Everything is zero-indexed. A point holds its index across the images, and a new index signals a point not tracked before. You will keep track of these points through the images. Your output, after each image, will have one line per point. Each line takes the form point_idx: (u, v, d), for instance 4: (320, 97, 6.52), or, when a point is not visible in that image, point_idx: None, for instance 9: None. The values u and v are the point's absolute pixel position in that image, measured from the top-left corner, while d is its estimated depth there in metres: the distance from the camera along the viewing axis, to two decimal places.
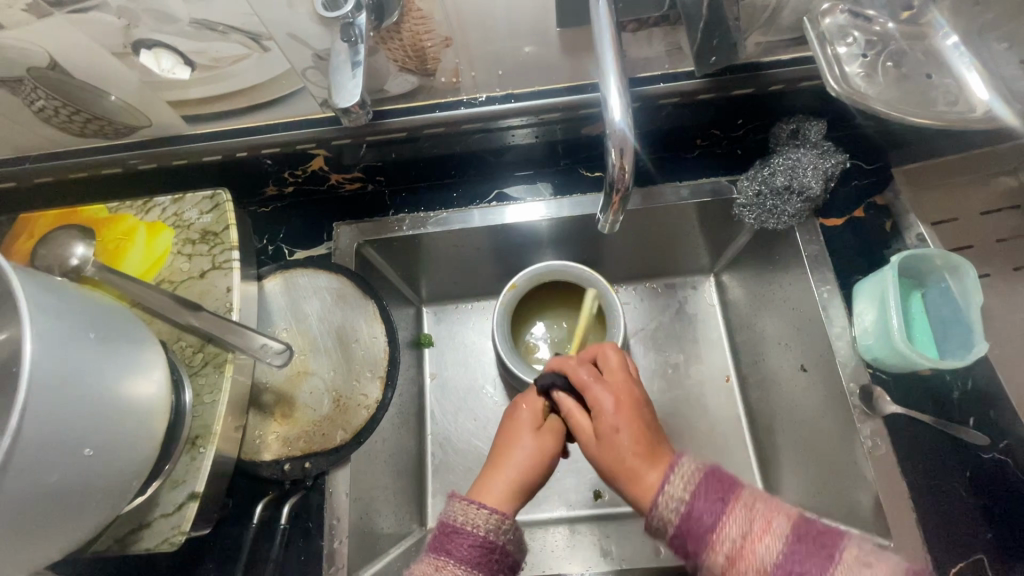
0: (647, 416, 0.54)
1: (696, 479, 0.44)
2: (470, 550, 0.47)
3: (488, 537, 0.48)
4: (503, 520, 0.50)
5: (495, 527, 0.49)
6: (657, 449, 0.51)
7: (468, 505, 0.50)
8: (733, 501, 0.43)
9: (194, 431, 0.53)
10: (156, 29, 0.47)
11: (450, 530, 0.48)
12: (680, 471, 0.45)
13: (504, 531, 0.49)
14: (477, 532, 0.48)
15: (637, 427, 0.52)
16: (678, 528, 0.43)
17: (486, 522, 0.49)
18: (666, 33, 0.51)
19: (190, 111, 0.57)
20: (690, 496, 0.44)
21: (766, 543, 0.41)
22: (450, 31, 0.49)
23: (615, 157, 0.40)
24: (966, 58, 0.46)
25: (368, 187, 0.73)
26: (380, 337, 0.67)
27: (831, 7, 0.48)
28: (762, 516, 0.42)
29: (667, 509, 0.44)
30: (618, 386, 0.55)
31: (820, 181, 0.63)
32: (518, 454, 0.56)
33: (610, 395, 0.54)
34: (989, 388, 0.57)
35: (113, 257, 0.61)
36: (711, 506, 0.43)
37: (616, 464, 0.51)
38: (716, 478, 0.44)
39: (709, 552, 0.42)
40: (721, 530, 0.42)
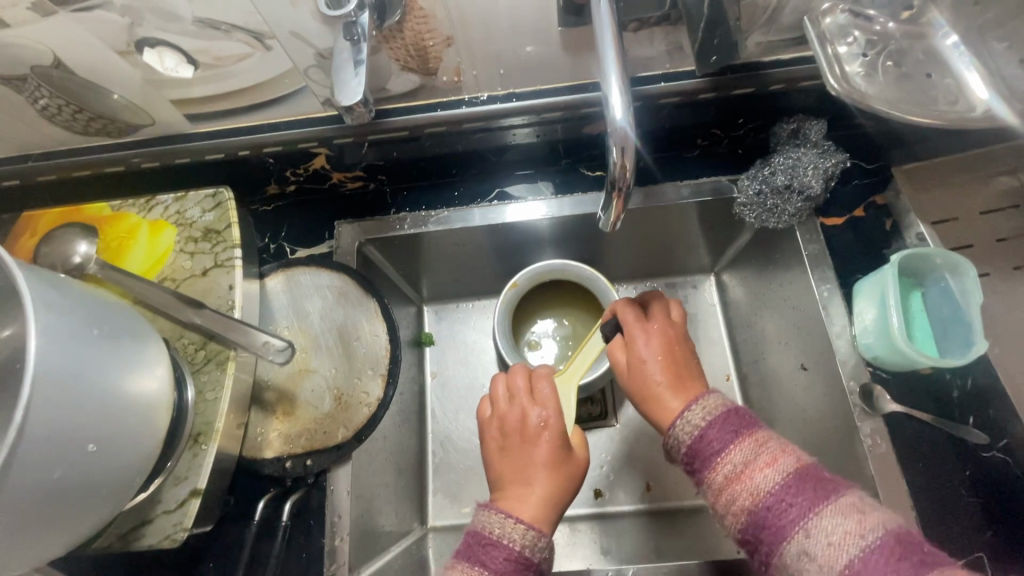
0: (686, 357, 0.55)
1: (717, 411, 0.46)
2: (504, 563, 0.45)
3: (524, 552, 0.46)
4: (539, 537, 0.48)
5: (531, 544, 0.47)
6: (688, 382, 0.53)
7: (505, 518, 0.48)
8: (746, 435, 0.44)
9: (197, 428, 0.53)
10: (160, 28, 0.47)
11: (484, 542, 0.47)
12: (705, 402, 0.47)
13: (539, 549, 0.48)
14: (512, 546, 0.46)
15: (669, 361, 0.54)
16: (690, 448, 0.46)
17: (521, 537, 0.47)
18: (667, 33, 0.52)
19: (193, 109, 0.57)
20: (708, 422, 0.46)
21: (766, 475, 0.41)
22: (452, 30, 0.50)
23: (616, 155, 0.40)
24: (966, 58, 0.46)
25: (370, 186, 0.73)
26: (382, 335, 0.67)
27: (832, 7, 0.48)
28: (770, 453, 0.42)
29: (683, 431, 0.47)
30: (658, 328, 0.56)
31: (820, 181, 0.63)
32: (549, 485, 0.52)
33: (654, 330, 0.56)
34: (988, 388, 0.57)
35: (116, 255, 0.61)
36: (725, 433, 0.44)
37: (648, 388, 0.53)
38: (737, 415, 0.45)
39: (710, 470, 0.44)
40: (724, 453, 0.43)
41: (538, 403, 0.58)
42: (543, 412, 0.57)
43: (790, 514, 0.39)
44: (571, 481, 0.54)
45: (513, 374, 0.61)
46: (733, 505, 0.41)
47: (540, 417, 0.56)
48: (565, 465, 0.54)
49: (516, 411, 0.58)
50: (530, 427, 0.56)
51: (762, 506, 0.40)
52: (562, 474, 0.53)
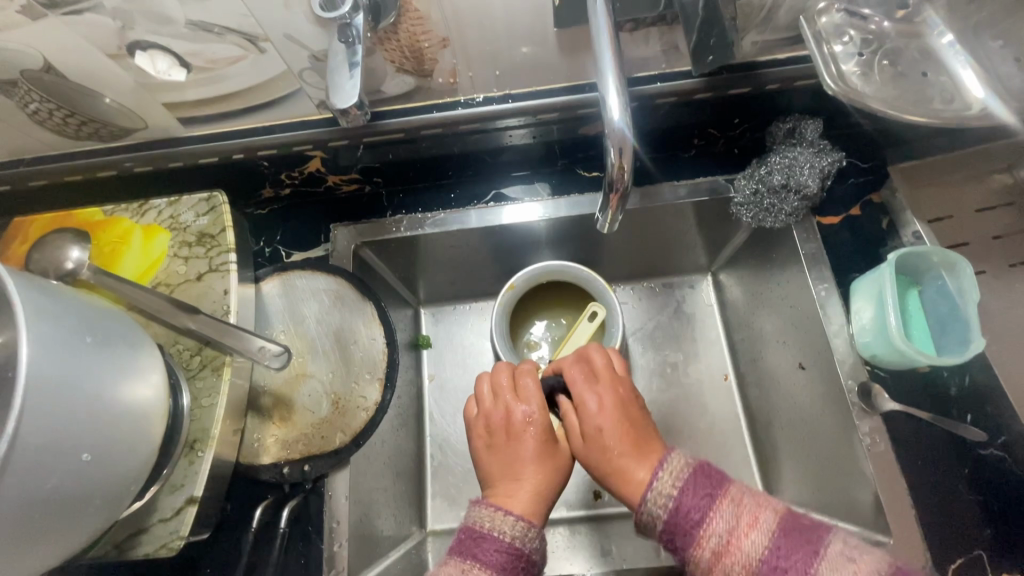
0: (642, 427, 0.53)
1: (685, 474, 0.45)
2: (498, 555, 0.45)
3: (515, 544, 0.46)
4: (529, 528, 0.48)
5: (522, 535, 0.47)
6: (647, 449, 0.51)
7: (494, 511, 0.48)
8: (722, 497, 0.43)
9: (193, 435, 0.53)
10: (152, 31, 0.47)
11: (476, 536, 0.47)
12: (670, 466, 0.46)
13: (530, 539, 0.48)
14: (504, 539, 0.46)
15: (622, 434, 0.52)
16: (667, 523, 0.44)
17: (512, 528, 0.47)
18: (663, 33, 0.52)
19: (186, 112, 0.56)
20: (678, 492, 0.44)
21: (752, 540, 0.41)
22: (447, 31, 0.49)
23: (614, 156, 0.40)
24: (961, 56, 0.46)
25: (365, 188, 0.73)
26: (378, 338, 0.66)
27: (827, 7, 0.48)
28: (750, 512, 0.42)
29: (656, 505, 0.45)
30: (604, 391, 0.55)
31: (817, 179, 0.63)
32: (536, 480, 0.52)
33: (600, 412, 0.53)
34: (986, 385, 0.57)
35: (109, 261, 0.61)
36: (700, 501, 0.43)
37: (609, 470, 0.51)
38: (705, 474, 0.45)
39: (695, 550, 0.42)
40: (706, 522, 0.42)
41: (521, 397, 0.57)
42: (528, 408, 0.56)
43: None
44: (558, 474, 0.54)
45: (496, 372, 0.60)
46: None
47: (524, 413, 0.56)
48: (552, 459, 0.54)
49: (500, 409, 0.57)
50: (515, 423, 0.56)
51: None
52: (549, 468, 0.53)
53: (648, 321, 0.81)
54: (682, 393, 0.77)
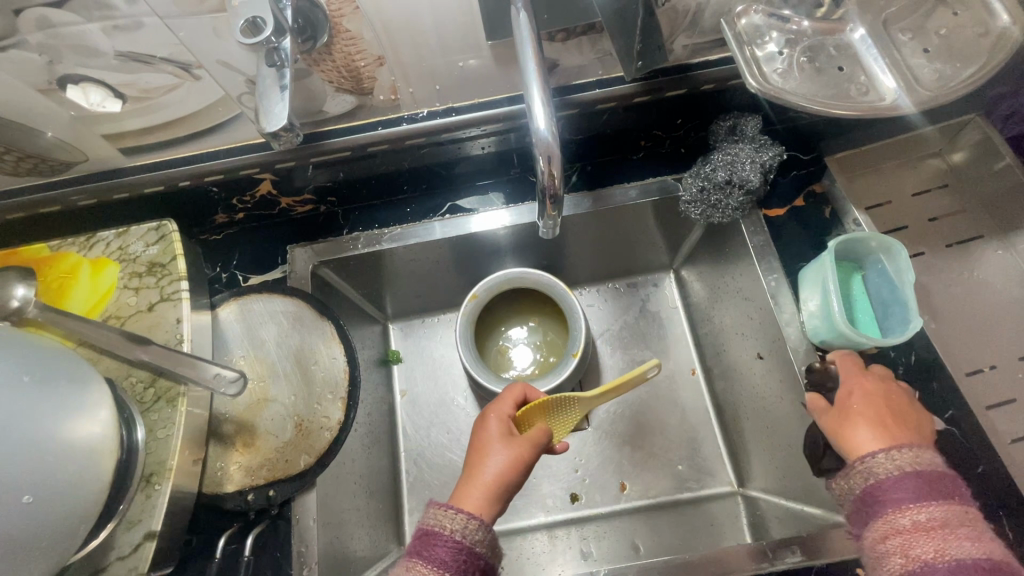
0: (897, 418, 0.51)
1: (923, 467, 0.44)
2: (443, 551, 0.45)
3: (457, 537, 0.46)
4: (471, 520, 0.47)
5: (462, 527, 0.46)
6: (898, 431, 0.50)
7: (440, 509, 0.48)
8: (944, 503, 0.42)
9: (149, 468, 0.52)
10: (83, 64, 0.47)
11: (424, 534, 0.47)
12: (913, 451, 0.46)
13: (473, 533, 0.47)
14: (448, 533, 0.46)
15: (877, 423, 0.50)
16: (878, 483, 0.45)
17: (454, 522, 0.47)
18: (594, 42, 0.53)
19: (127, 143, 0.56)
20: (911, 470, 0.44)
21: (962, 544, 0.40)
22: (381, 49, 0.50)
23: (543, 165, 0.41)
24: (872, 50, 0.49)
25: (321, 209, 0.73)
26: (340, 357, 0.66)
27: (745, 9, 0.50)
28: (972, 529, 0.41)
29: (879, 466, 0.46)
30: (870, 380, 0.54)
31: (758, 174, 0.65)
32: (488, 470, 0.52)
33: (860, 393, 0.53)
34: (931, 361, 0.59)
35: (57, 297, 0.60)
36: (925, 488, 0.43)
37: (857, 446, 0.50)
38: (944, 481, 0.44)
39: (894, 512, 0.43)
40: (918, 503, 0.42)
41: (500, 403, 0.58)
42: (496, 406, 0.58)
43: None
44: (516, 467, 0.53)
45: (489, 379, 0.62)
46: (909, 551, 0.41)
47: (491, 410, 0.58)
48: (507, 449, 0.53)
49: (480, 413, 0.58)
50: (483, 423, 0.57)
51: (943, 566, 0.40)
52: (506, 459, 0.53)
53: (614, 322, 0.82)
54: (651, 391, 0.78)
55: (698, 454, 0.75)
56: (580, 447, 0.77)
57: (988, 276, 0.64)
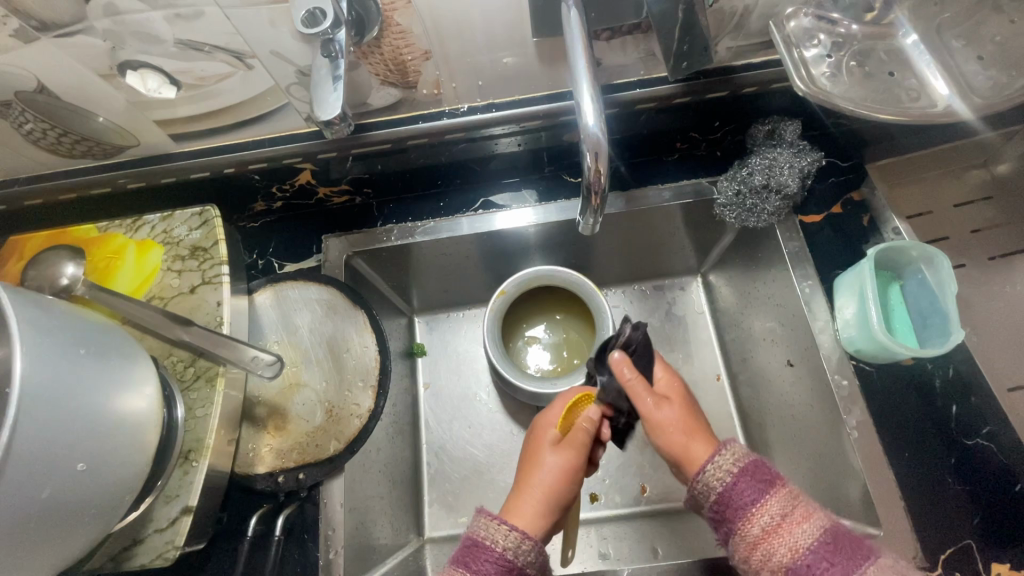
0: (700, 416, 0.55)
1: (744, 461, 0.45)
2: (490, 566, 0.45)
3: (508, 555, 0.46)
4: (524, 540, 0.47)
5: (515, 546, 0.46)
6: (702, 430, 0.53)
7: (491, 520, 0.48)
8: (777, 491, 0.43)
9: (188, 445, 0.53)
10: (142, 50, 0.48)
11: (472, 544, 0.47)
12: (731, 449, 0.46)
13: (525, 552, 0.47)
14: (498, 548, 0.46)
15: (684, 408, 0.54)
16: (718, 496, 0.45)
17: (506, 538, 0.47)
18: (639, 41, 0.53)
19: (178, 129, 0.58)
20: (738, 471, 0.45)
21: (803, 529, 0.41)
22: (429, 44, 0.51)
23: (590, 160, 0.41)
24: (925, 56, 0.48)
25: (356, 200, 0.74)
26: (371, 346, 0.67)
27: (795, 11, 0.50)
28: (804, 507, 0.42)
29: (713, 477, 0.46)
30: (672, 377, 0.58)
31: (797, 179, 0.65)
32: (538, 479, 0.53)
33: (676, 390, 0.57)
34: (969, 375, 0.58)
35: (103, 277, 0.62)
36: (756, 484, 0.44)
37: (671, 438, 0.52)
38: (762, 467, 0.45)
39: (743, 524, 0.43)
40: (757, 506, 0.43)
41: (548, 417, 0.60)
42: (551, 416, 0.59)
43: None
44: (565, 475, 0.54)
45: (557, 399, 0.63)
46: (770, 560, 0.42)
47: (545, 421, 0.59)
48: (553, 457, 0.54)
49: (531, 429, 0.60)
50: (534, 438, 0.58)
51: (801, 563, 0.40)
52: (554, 467, 0.54)
53: (640, 324, 0.82)
54: None
55: None
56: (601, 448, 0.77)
57: None
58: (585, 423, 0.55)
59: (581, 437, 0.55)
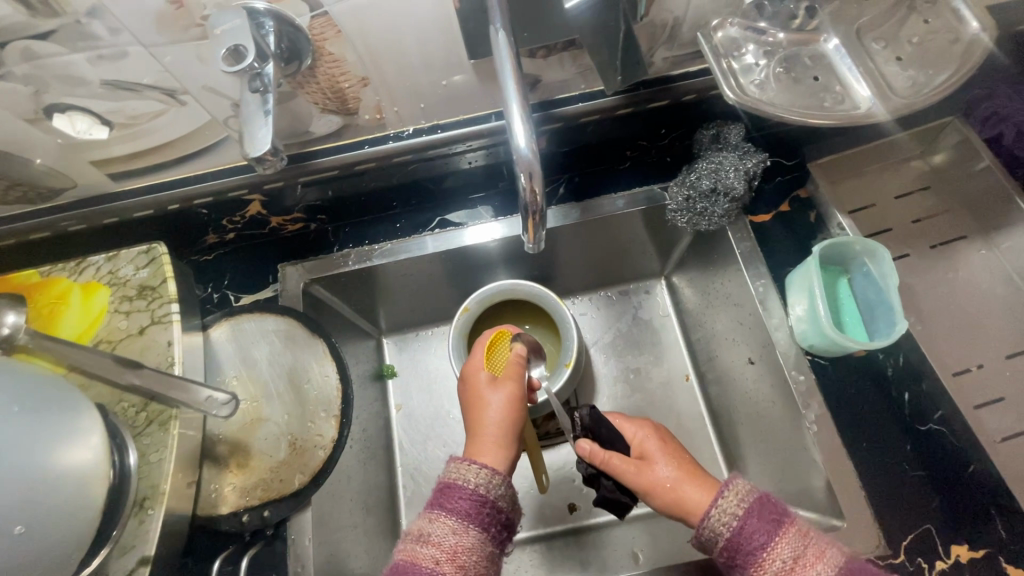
0: (690, 458, 0.56)
1: (749, 499, 0.46)
2: (463, 503, 0.48)
3: (480, 491, 0.49)
4: (493, 476, 0.50)
5: (486, 482, 0.50)
6: (699, 472, 0.54)
7: (461, 464, 0.51)
8: (786, 527, 0.44)
9: (143, 493, 0.52)
10: (68, 93, 0.47)
11: (445, 487, 0.50)
12: (734, 489, 0.47)
13: (495, 487, 0.50)
14: (469, 486, 0.49)
15: (671, 458, 0.55)
16: (727, 542, 0.45)
17: (477, 476, 0.50)
18: (576, 58, 0.54)
19: (116, 168, 0.56)
20: (744, 513, 0.45)
21: (818, 570, 0.42)
22: (365, 71, 0.50)
23: (525, 181, 0.42)
24: (846, 59, 0.50)
25: (311, 226, 0.73)
26: (332, 375, 0.66)
27: (721, 22, 0.51)
28: (816, 546, 0.43)
29: (719, 523, 0.46)
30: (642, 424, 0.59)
31: (743, 180, 0.65)
32: (489, 416, 0.58)
33: (652, 436, 0.58)
34: (920, 362, 0.59)
35: (47, 323, 0.60)
36: (764, 526, 0.44)
37: (667, 499, 0.52)
38: (769, 504, 0.45)
39: (756, 569, 0.44)
40: (770, 550, 0.43)
41: (475, 363, 0.63)
42: (474, 361, 0.63)
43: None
44: (512, 404, 0.59)
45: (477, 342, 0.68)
46: None
47: (472, 367, 0.63)
48: (498, 392, 0.59)
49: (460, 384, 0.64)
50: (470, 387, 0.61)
51: None
52: (501, 401, 0.59)
53: (608, 329, 0.83)
54: (646, 398, 0.78)
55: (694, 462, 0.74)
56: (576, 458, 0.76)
57: (972, 276, 0.65)
58: (515, 357, 0.63)
59: (514, 371, 0.62)
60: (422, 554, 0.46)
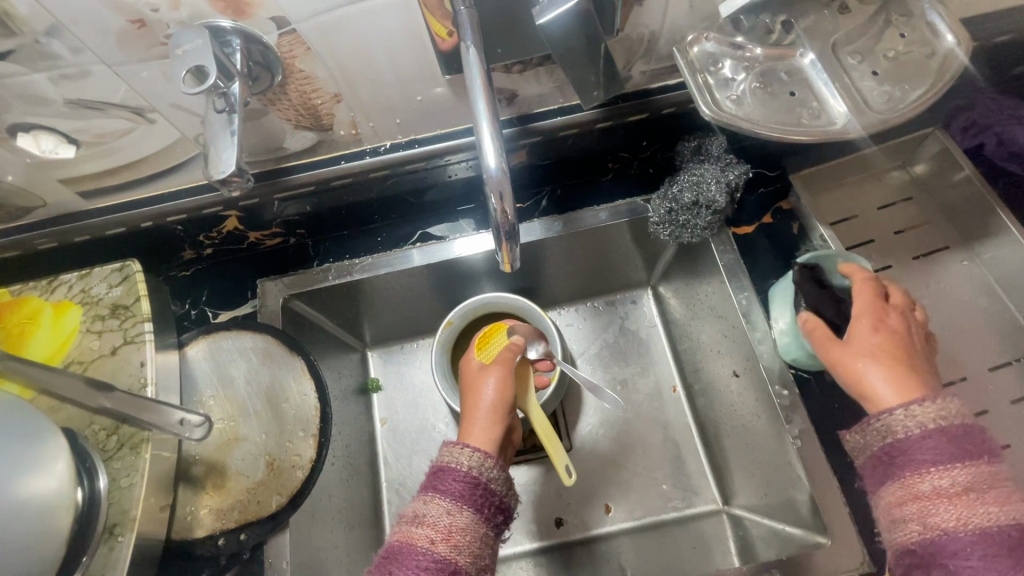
0: (907, 367, 0.48)
1: (952, 422, 0.43)
2: (457, 484, 0.49)
3: (473, 473, 0.50)
4: (486, 459, 0.51)
5: (478, 464, 0.50)
6: (907, 375, 0.48)
7: (454, 447, 0.52)
8: (975, 463, 0.42)
9: (112, 519, 0.51)
10: (32, 112, 0.46)
11: (438, 470, 0.51)
12: (939, 404, 0.44)
13: (488, 469, 0.51)
14: (462, 468, 0.50)
15: (881, 347, 0.49)
16: (898, 441, 0.44)
17: (470, 459, 0.51)
18: (552, 72, 0.53)
19: (86, 186, 0.55)
20: (935, 428, 0.43)
21: (988, 512, 0.40)
22: (337, 87, 0.50)
23: (495, 201, 0.41)
24: (823, 75, 0.49)
25: (290, 241, 0.72)
26: (310, 393, 0.65)
27: (697, 37, 0.51)
28: (1002, 493, 0.41)
29: (901, 421, 0.45)
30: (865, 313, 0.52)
31: (724, 193, 0.64)
32: (483, 399, 0.59)
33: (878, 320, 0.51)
34: None
35: (16, 344, 0.58)
36: (957, 451, 0.42)
37: (844, 362, 0.51)
38: (970, 436, 0.43)
39: (913, 477, 0.43)
40: (941, 468, 0.42)
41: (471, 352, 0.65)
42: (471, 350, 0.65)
43: (970, 558, 0.40)
44: (502, 389, 0.60)
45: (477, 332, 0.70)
46: (927, 519, 0.42)
47: (468, 356, 0.65)
48: (487, 378, 0.61)
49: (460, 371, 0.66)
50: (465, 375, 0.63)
51: (964, 534, 0.40)
52: (489, 386, 0.60)
53: (595, 340, 0.82)
54: (632, 410, 0.77)
55: (681, 475, 0.74)
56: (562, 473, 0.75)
57: (955, 287, 0.64)
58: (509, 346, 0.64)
59: (506, 357, 0.62)
60: (416, 534, 0.46)
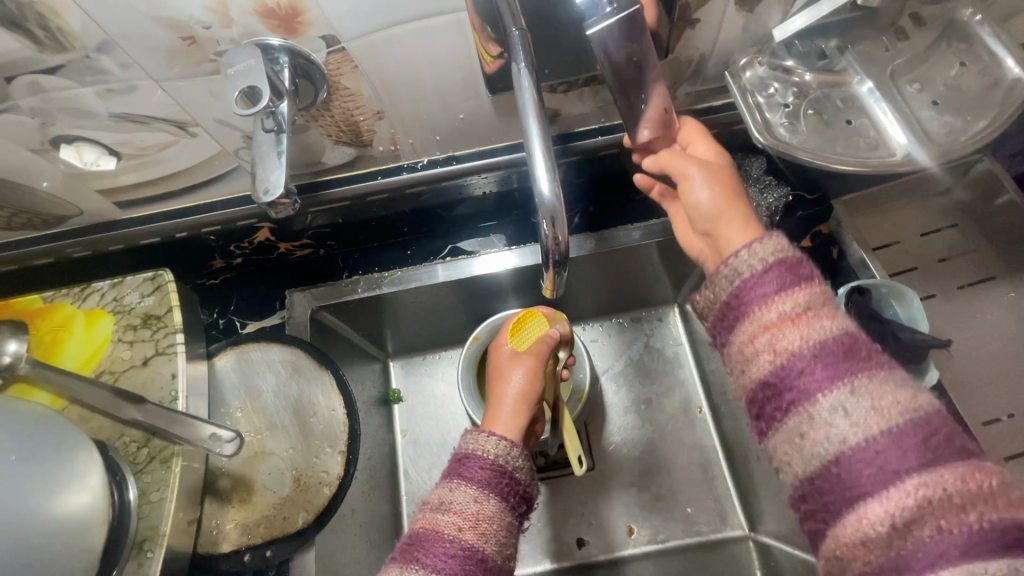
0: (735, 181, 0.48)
1: (784, 257, 0.40)
2: (481, 472, 0.47)
3: (498, 461, 0.48)
4: (512, 447, 0.50)
5: (505, 453, 0.49)
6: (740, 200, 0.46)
7: (478, 435, 0.50)
8: (804, 286, 0.39)
9: (142, 534, 0.50)
10: (75, 125, 0.46)
11: (462, 458, 0.49)
12: (773, 239, 0.41)
13: (514, 459, 0.49)
14: (487, 456, 0.48)
15: (719, 182, 0.47)
16: (741, 284, 0.41)
17: (495, 447, 0.49)
18: (596, 92, 0.52)
19: (123, 197, 0.55)
20: (774, 261, 0.40)
21: (822, 324, 0.37)
22: (380, 104, 0.49)
23: (547, 227, 0.40)
24: (880, 103, 0.48)
25: (319, 252, 0.72)
26: (338, 408, 0.64)
27: (749, 61, 0.50)
28: (829, 307, 0.38)
29: (745, 262, 0.41)
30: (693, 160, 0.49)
31: (763, 217, 0.65)
32: (511, 388, 0.57)
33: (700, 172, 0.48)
34: None
35: (47, 352, 0.58)
36: (788, 275, 0.39)
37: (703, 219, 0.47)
38: (795, 266, 0.40)
39: (759, 309, 0.39)
40: (779, 295, 0.39)
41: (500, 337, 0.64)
42: (501, 338, 0.63)
43: (815, 377, 0.36)
44: (532, 380, 0.58)
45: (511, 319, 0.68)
46: (775, 344, 0.37)
47: (498, 345, 0.63)
48: (517, 368, 0.59)
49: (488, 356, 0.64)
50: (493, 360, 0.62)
51: (807, 351, 0.36)
52: (518, 377, 0.58)
53: (620, 358, 0.81)
54: (658, 430, 0.76)
55: (707, 499, 0.72)
56: (586, 493, 0.74)
57: (999, 318, 0.63)
58: (543, 339, 0.62)
59: (537, 348, 0.61)
60: (442, 522, 0.45)
